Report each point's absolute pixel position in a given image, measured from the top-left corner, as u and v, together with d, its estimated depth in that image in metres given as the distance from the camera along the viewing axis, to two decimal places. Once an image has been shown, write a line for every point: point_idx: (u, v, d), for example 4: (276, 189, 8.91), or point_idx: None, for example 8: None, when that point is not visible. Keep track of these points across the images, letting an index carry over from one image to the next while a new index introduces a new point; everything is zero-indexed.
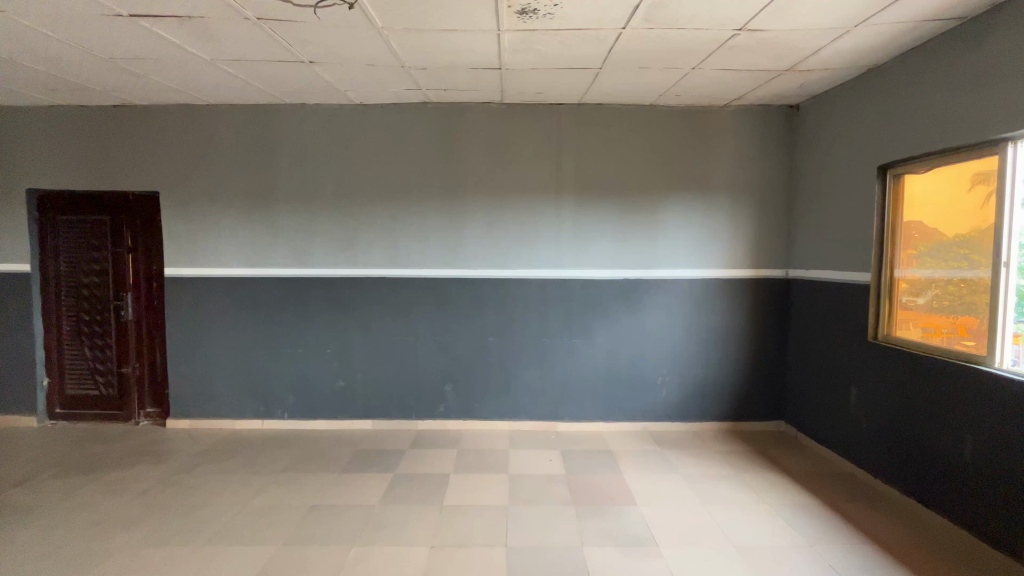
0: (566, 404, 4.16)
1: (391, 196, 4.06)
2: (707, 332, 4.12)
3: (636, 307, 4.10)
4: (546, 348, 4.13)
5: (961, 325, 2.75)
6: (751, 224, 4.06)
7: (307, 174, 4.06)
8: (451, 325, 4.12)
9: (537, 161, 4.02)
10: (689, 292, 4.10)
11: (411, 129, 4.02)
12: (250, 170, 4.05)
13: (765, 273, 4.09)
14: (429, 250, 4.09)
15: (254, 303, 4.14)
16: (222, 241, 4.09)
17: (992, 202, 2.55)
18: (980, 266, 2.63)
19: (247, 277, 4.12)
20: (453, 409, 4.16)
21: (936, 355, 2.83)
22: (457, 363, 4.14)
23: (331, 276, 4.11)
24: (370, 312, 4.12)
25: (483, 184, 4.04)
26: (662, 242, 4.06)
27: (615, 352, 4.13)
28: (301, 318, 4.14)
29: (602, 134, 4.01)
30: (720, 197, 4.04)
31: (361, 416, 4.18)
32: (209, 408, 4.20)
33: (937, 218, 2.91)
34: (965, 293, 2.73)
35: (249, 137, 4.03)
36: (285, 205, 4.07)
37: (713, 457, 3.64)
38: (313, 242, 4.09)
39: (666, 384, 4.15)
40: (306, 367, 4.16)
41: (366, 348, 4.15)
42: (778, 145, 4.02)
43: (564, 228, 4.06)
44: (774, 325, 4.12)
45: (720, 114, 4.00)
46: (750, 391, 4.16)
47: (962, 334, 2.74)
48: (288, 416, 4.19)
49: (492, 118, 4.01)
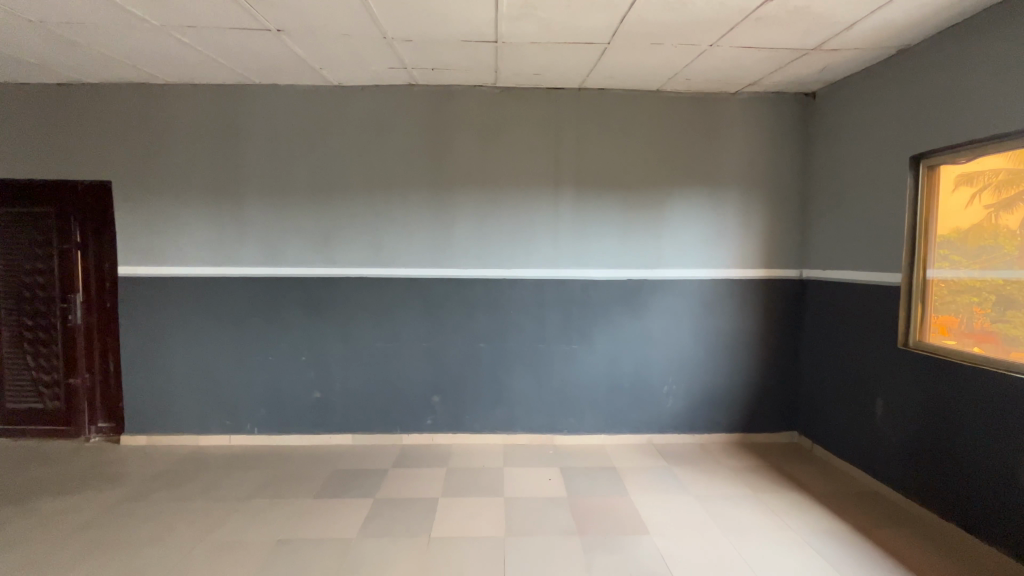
0: (564, 416, 3.83)
1: (373, 187, 3.68)
2: (715, 337, 3.82)
3: (640, 311, 3.79)
4: (543, 354, 3.79)
5: (941, 325, 2.82)
6: (763, 221, 3.77)
7: (280, 163, 3.66)
8: (440, 330, 3.77)
9: (533, 151, 3.69)
10: (697, 294, 3.80)
11: (395, 115, 3.66)
12: (215, 158, 3.64)
13: (777, 274, 3.81)
14: (415, 248, 3.72)
15: (220, 307, 3.73)
16: (184, 237, 3.68)
17: (1005, 201, 2.49)
18: (1006, 265, 2.49)
19: (212, 276, 3.71)
20: (442, 422, 3.81)
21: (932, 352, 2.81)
22: (446, 372, 3.79)
23: (307, 276, 3.72)
24: (349, 317, 3.75)
25: (474, 176, 3.69)
26: (668, 241, 3.76)
27: (617, 360, 3.81)
28: (272, 323, 3.74)
29: (604, 122, 3.69)
30: (730, 191, 3.74)
31: (339, 431, 3.80)
32: (169, 422, 3.78)
33: (965, 216, 2.71)
34: (945, 293, 2.80)
35: (214, 121, 3.62)
36: (255, 198, 3.67)
37: (730, 475, 3.34)
38: (286, 238, 3.70)
39: (672, 394, 3.85)
40: (279, 377, 3.77)
41: (345, 355, 3.77)
42: (792, 136, 3.74)
43: (563, 226, 3.73)
44: (787, 330, 3.84)
45: (731, 102, 3.70)
46: (762, 400, 3.87)
47: (942, 333, 2.82)
48: (259, 431, 3.79)
49: (484, 102, 3.66)
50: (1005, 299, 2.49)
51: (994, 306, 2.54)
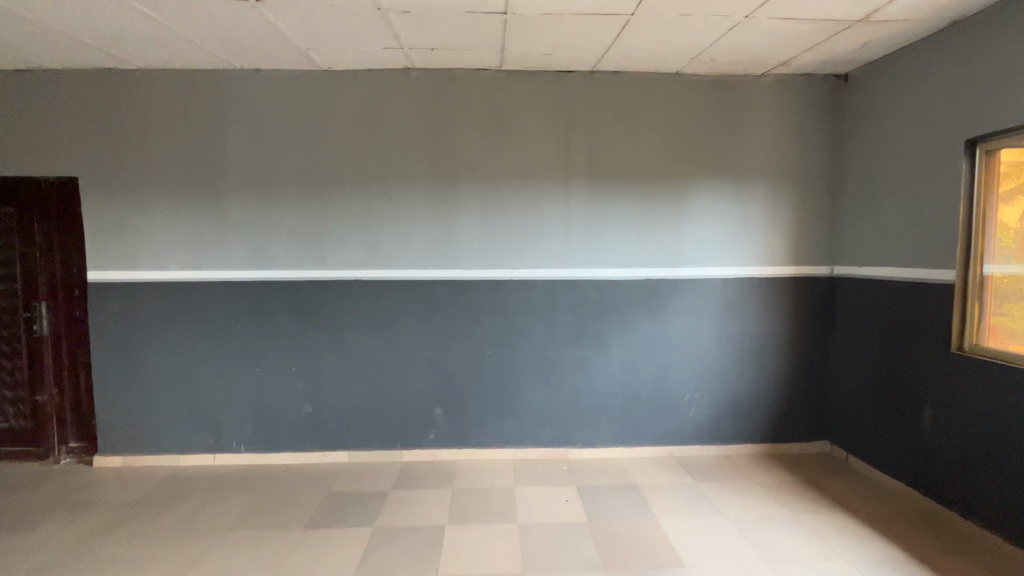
0: (578, 428, 3.54)
1: (366, 181, 3.37)
2: (740, 340, 3.54)
3: (658, 313, 3.50)
4: (554, 362, 3.49)
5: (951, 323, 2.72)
6: (790, 214, 3.49)
7: (265, 156, 3.34)
8: (441, 337, 3.46)
9: (541, 140, 3.38)
10: (719, 295, 3.52)
11: (389, 102, 3.34)
12: (192, 151, 3.32)
13: (807, 272, 3.53)
14: (413, 248, 3.41)
15: (200, 315, 3.41)
16: (160, 239, 3.35)
17: (1013, 196, 2.52)
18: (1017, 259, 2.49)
19: (192, 281, 3.38)
20: (446, 436, 3.50)
21: (976, 352, 2.60)
22: (449, 382, 3.48)
23: (296, 280, 3.41)
24: (343, 324, 3.43)
25: (478, 169, 3.38)
26: (689, 237, 3.47)
27: (634, 367, 3.52)
28: (259, 331, 3.42)
29: (618, 109, 3.39)
30: (755, 183, 3.45)
31: (333, 448, 3.49)
32: (145, 442, 3.45)
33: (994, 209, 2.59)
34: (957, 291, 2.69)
35: (191, 109, 3.30)
36: (237, 195, 3.35)
37: (763, 494, 3.05)
38: (272, 238, 3.38)
39: (694, 403, 3.56)
40: (266, 390, 3.45)
41: (338, 366, 3.45)
42: (822, 123, 3.45)
43: (574, 222, 3.43)
44: (817, 332, 3.56)
45: (756, 85, 3.41)
46: (791, 408, 3.60)
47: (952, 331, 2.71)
48: (246, 449, 3.47)
49: (488, 87, 3.35)
50: (1014, 293, 2.50)
51: (999, 300, 2.57)
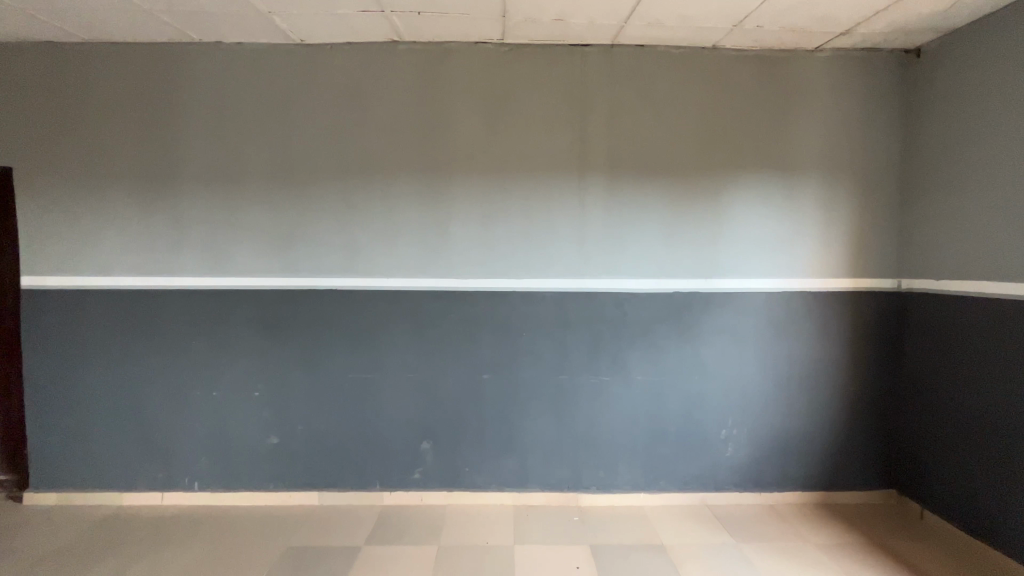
0: (591, 468, 2.97)
1: (347, 174, 2.87)
2: (788, 366, 2.96)
3: (690, 333, 2.93)
4: (564, 390, 2.94)
5: None
6: (849, 217, 2.91)
7: (228, 143, 2.85)
8: (430, 357, 2.93)
9: (552, 126, 2.86)
10: (764, 312, 2.94)
11: (373, 80, 2.84)
12: (143, 137, 2.84)
13: (869, 286, 2.94)
14: (400, 253, 2.90)
15: (151, 328, 2.91)
16: (106, 240, 2.87)
17: None
18: None
19: (141, 288, 2.89)
20: (435, 476, 2.96)
21: None
22: (439, 411, 2.94)
23: (262, 289, 2.90)
24: (317, 341, 2.92)
25: (476, 160, 2.87)
26: (728, 244, 2.91)
27: (661, 397, 2.95)
28: (218, 348, 2.92)
29: (643, 89, 2.86)
30: (806, 179, 2.89)
31: (303, 488, 2.96)
32: (84, 476, 2.95)
33: None
34: None
35: (144, 89, 2.83)
36: (194, 188, 2.86)
37: (821, 562, 2.46)
38: (235, 240, 2.88)
39: (732, 440, 2.97)
40: (225, 418, 2.93)
41: (310, 390, 2.93)
42: (890, 106, 2.88)
43: (590, 224, 2.89)
44: (882, 357, 2.97)
45: (808, 62, 2.86)
46: (850, 449, 3.00)
47: None
48: (201, 487, 2.95)
49: (488, 63, 2.84)
50: None
51: None
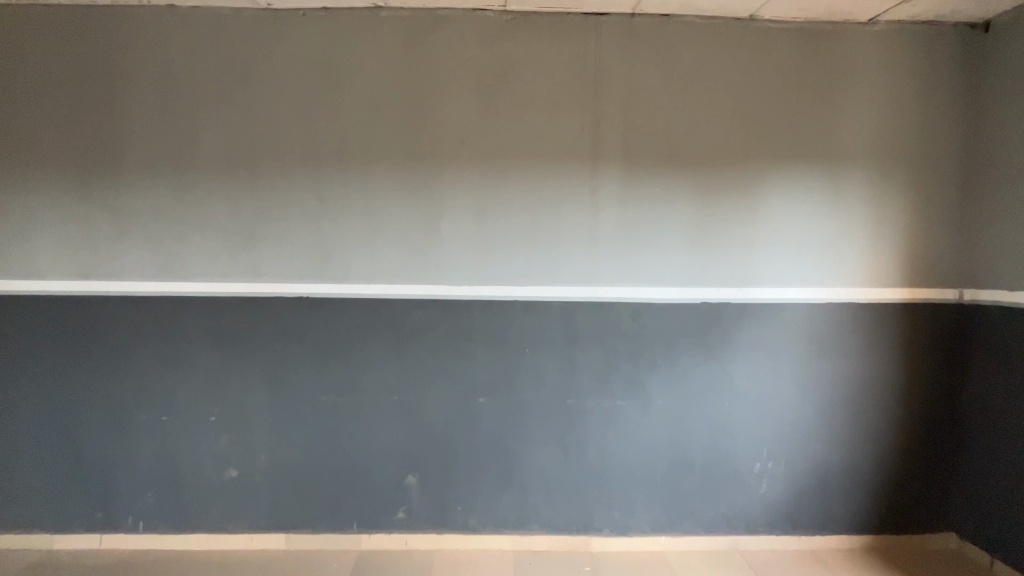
0: (603, 507, 2.56)
1: (321, 163, 2.46)
2: (831, 389, 2.56)
3: (719, 351, 2.53)
4: (574, 416, 2.53)
5: None
6: (903, 218, 2.52)
7: (180, 125, 2.43)
8: (417, 377, 2.51)
9: (559, 108, 2.46)
10: (806, 327, 2.54)
11: (352, 52, 2.44)
12: (80, 115, 2.42)
13: (926, 297, 2.54)
14: (383, 256, 2.48)
15: (88, 341, 2.48)
16: (35, 237, 2.45)
17: None
18: None
19: (76, 295, 2.46)
20: (420, 515, 2.54)
21: None
22: (426, 440, 2.52)
23: (219, 296, 2.48)
24: (285, 357, 2.50)
25: (471, 148, 2.47)
26: (764, 248, 2.51)
27: (685, 424, 2.54)
28: (168, 364, 2.49)
29: (665, 66, 2.46)
30: (854, 173, 2.50)
31: (267, 529, 2.53)
32: (8, 514, 2.51)
33: None
34: None
35: (81, 58, 2.41)
36: (140, 177, 2.44)
37: None
38: (189, 239, 2.46)
39: (766, 475, 2.56)
40: (175, 447, 2.50)
41: (274, 414, 2.51)
42: (952, 89, 2.49)
43: (603, 224, 2.49)
44: (940, 379, 2.57)
45: (857, 37, 2.47)
46: (902, 485, 2.59)
47: None
48: (146, 527, 2.52)
49: (486, 34, 2.44)
50: None
51: None
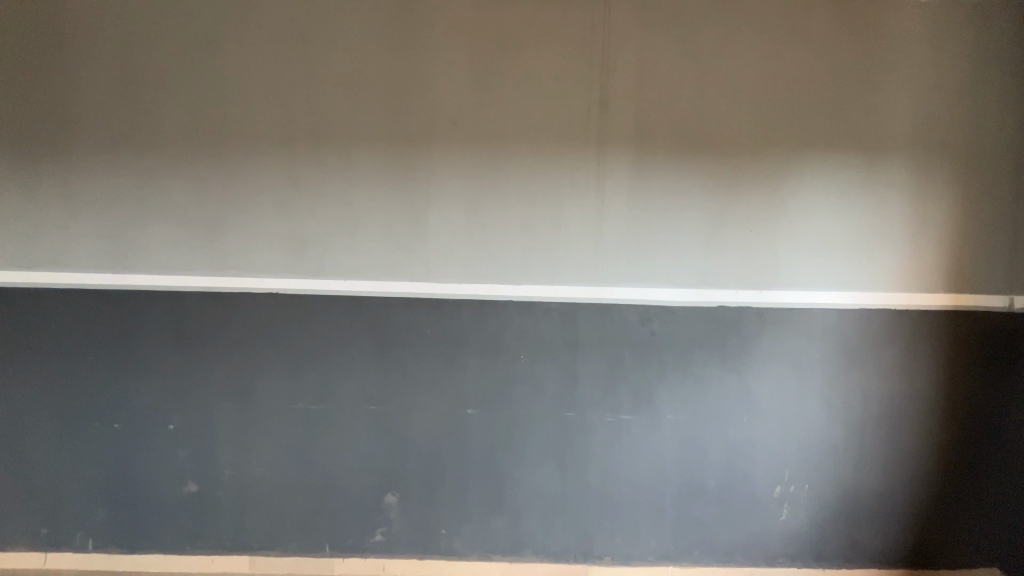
0: (604, 533, 2.29)
1: (297, 145, 2.21)
2: (862, 406, 2.29)
3: (738, 361, 2.26)
4: (573, 432, 2.26)
5: None
6: (946, 216, 2.24)
7: (140, 101, 2.19)
8: (399, 386, 2.25)
9: (562, 88, 2.20)
10: (835, 336, 2.27)
11: (331, 22, 2.18)
12: (31, 89, 2.18)
13: (971, 305, 2.27)
14: (364, 250, 2.23)
15: (35, 341, 2.23)
16: None
17: None
18: None
19: (23, 289, 2.22)
20: (401, 539, 2.29)
21: None
22: (408, 455, 2.26)
23: (180, 291, 2.23)
24: (252, 361, 2.25)
25: (464, 131, 2.21)
26: (789, 247, 2.24)
27: (698, 443, 2.27)
28: (123, 367, 2.24)
29: (681, 42, 2.19)
30: (892, 164, 2.23)
31: (230, 550, 2.29)
32: None
33: None
34: None
35: (32, 26, 2.17)
36: (95, 158, 2.20)
37: None
38: (148, 228, 2.21)
39: (787, 501, 2.29)
40: (130, 458, 2.25)
41: (240, 424, 2.25)
42: (1008, 72, 2.21)
43: (610, 218, 2.23)
44: (988, 397, 2.28)
45: (899, 12, 2.19)
46: (940, 515, 2.32)
47: None
48: (96, 546, 2.28)
49: (482, 4, 2.18)
50: None
51: None
